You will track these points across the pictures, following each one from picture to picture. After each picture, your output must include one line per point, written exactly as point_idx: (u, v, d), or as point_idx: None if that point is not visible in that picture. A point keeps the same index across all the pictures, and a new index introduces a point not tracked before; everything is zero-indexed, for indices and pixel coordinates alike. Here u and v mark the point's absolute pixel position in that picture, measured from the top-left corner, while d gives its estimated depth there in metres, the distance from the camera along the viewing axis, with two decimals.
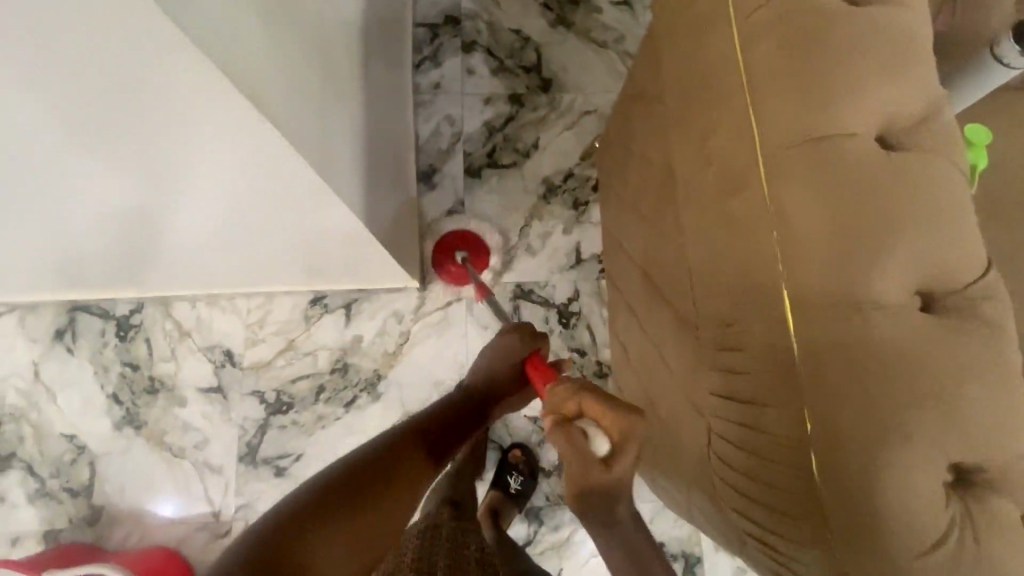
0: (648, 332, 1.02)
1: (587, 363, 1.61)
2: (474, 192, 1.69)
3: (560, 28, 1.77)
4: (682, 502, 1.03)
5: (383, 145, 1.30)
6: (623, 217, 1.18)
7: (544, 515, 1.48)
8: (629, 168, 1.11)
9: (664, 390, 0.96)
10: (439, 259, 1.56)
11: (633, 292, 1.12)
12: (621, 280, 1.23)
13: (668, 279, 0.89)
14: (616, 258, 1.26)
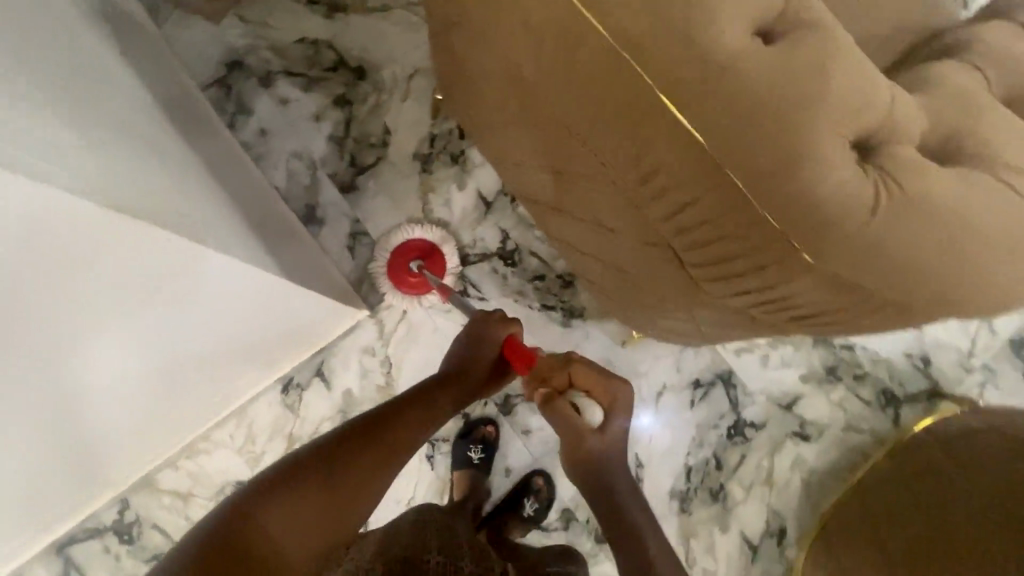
0: (581, 216, 1.09)
1: (551, 282, 1.65)
2: (361, 204, 1.66)
3: (337, 15, 1.72)
4: (694, 328, 1.13)
5: (247, 204, 1.27)
6: (500, 139, 1.22)
7: None
8: (479, 92, 1.14)
9: (622, 251, 1.03)
10: (396, 272, 1.56)
11: (549, 195, 1.18)
12: (532, 192, 1.28)
13: (567, 160, 0.95)
14: (517, 177, 1.30)
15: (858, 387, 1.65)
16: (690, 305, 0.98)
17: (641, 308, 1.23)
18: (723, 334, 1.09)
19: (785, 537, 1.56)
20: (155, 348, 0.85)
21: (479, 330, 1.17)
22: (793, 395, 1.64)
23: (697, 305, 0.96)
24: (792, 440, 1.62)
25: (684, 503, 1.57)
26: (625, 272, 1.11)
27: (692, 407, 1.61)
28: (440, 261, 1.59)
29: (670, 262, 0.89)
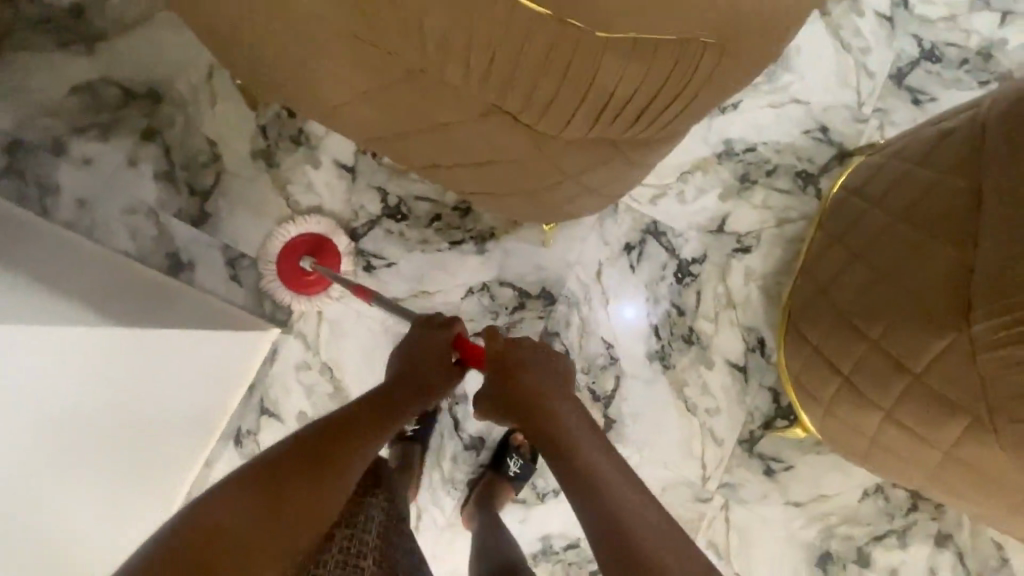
0: (417, 126, 1.01)
1: (449, 216, 1.56)
2: (223, 228, 1.52)
3: (98, 45, 1.52)
4: (582, 187, 1.05)
5: (115, 282, 1.26)
6: (304, 89, 1.09)
7: (554, 327, 1.54)
8: (251, 45, 1.02)
9: (469, 139, 0.97)
10: (287, 274, 1.46)
11: (381, 123, 1.07)
12: (367, 134, 1.16)
13: (364, 67, 0.88)
14: (345, 126, 1.18)
15: (774, 181, 1.66)
16: (556, 157, 0.93)
17: (527, 198, 1.15)
18: (610, 179, 1.03)
19: (766, 346, 1.58)
20: (86, 436, 0.94)
21: (421, 334, 1.16)
22: (720, 216, 1.63)
23: (563, 152, 0.91)
24: (736, 258, 1.62)
25: (665, 360, 1.55)
26: (488, 162, 1.04)
27: (634, 270, 1.58)
28: (333, 251, 1.48)
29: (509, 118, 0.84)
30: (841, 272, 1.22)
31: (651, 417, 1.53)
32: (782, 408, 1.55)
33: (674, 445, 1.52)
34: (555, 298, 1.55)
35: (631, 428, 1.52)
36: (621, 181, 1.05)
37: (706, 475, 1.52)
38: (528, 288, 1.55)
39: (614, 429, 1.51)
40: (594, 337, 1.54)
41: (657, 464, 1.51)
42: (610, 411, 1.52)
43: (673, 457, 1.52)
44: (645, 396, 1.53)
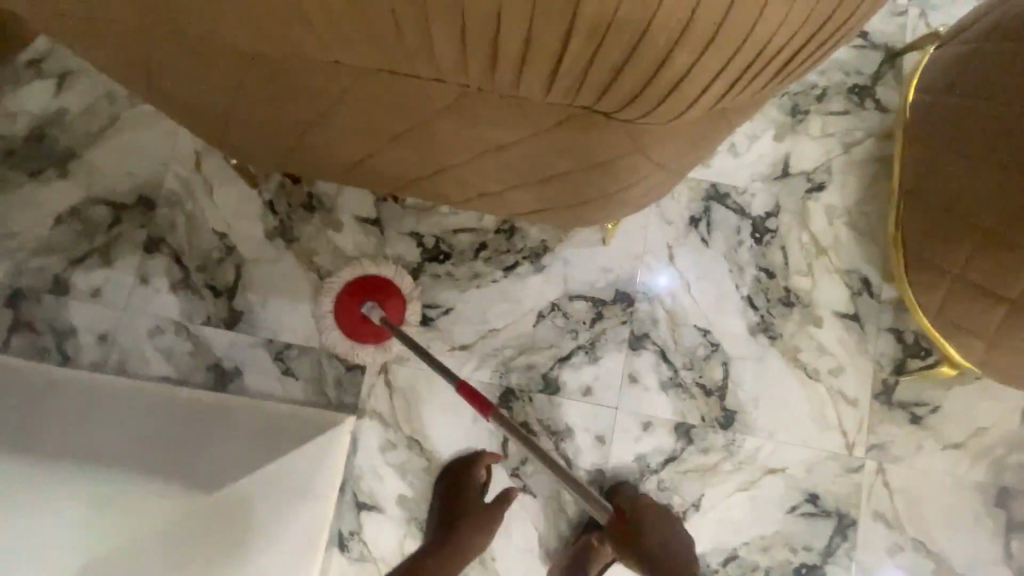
0: (471, 157, 0.86)
1: (495, 241, 1.41)
2: (259, 322, 1.37)
3: (72, 165, 1.38)
4: (668, 180, 0.90)
5: (181, 418, 1.21)
6: (324, 146, 0.93)
7: (641, 328, 1.38)
8: (254, 115, 0.88)
9: (540, 155, 0.81)
10: (348, 323, 1.33)
11: (422, 161, 0.91)
12: (402, 179, 1.00)
13: (405, 104, 0.73)
14: (374, 176, 1.02)
15: (826, 105, 1.49)
16: (656, 152, 0.76)
17: (600, 210, 0.99)
18: (700, 160, 0.87)
19: (871, 285, 1.42)
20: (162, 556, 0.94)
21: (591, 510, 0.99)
22: (781, 159, 1.47)
23: (665, 145, 0.75)
24: (812, 198, 1.45)
25: (770, 331, 1.39)
26: (561, 178, 0.88)
27: (707, 243, 1.42)
28: (395, 296, 1.34)
29: (602, 119, 0.68)
30: (966, 180, 1.06)
31: (773, 395, 1.37)
32: (908, 347, 1.40)
33: (806, 419, 1.37)
34: (633, 298, 1.39)
35: (756, 414, 1.37)
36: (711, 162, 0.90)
37: (851, 442, 1.36)
38: (602, 295, 1.39)
39: (738, 419, 1.36)
40: (686, 327, 1.39)
41: (795, 444, 1.36)
42: (728, 401, 1.37)
43: (810, 432, 1.36)
44: (761, 375, 1.38)
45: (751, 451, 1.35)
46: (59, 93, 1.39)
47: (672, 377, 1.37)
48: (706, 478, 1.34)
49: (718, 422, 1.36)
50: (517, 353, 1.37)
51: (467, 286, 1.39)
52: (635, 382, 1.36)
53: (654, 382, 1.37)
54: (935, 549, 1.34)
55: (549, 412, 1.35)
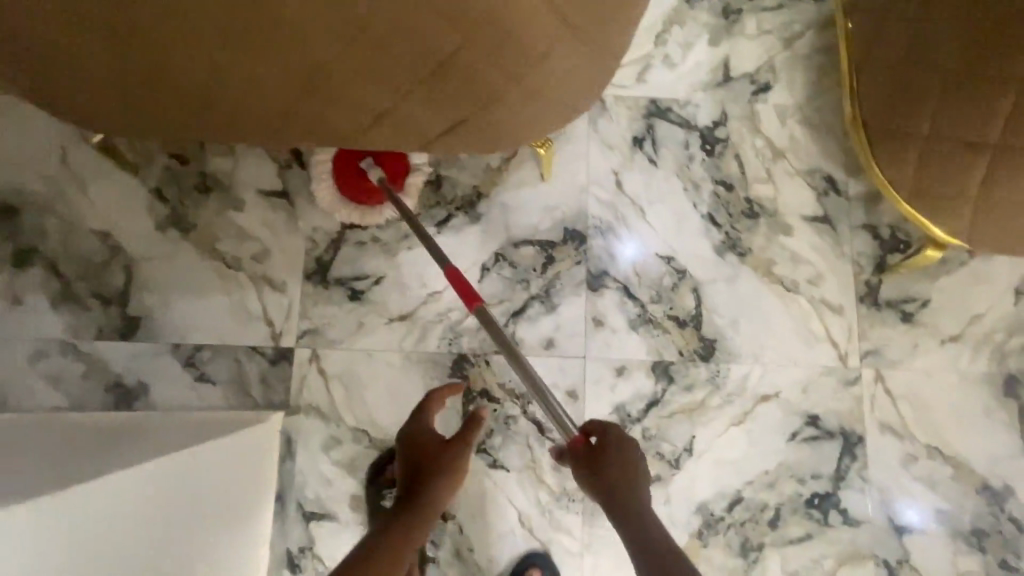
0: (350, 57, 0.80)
1: (422, 195, 1.24)
2: (162, 326, 1.18)
3: None
4: (569, 68, 0.85)
5: (76, 433, 0.95)
6: (184, 63, 0.80)
7: (598, 266, 1.24)
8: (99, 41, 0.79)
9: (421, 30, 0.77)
10: (346, 182, 1.14)
11: (300, 61, 0.80)
12: (281, 109, 0.87)
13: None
14: (246, 111, 0.87)
15: (759, 2, 1.37)
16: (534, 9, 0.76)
17: (511, 118, 0.89)
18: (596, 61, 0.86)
19: (836, 183, 1.31)
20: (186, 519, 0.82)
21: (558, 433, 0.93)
22: (721, 64, 1.34)
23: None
24: (760, 100, 1.34)
25: (738, 247, 1.27)
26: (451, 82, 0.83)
27: (656, 163, 1.29)
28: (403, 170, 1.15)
29: None
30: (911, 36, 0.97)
31: (753, 316, 1.24)
32: (885, 243, 1.29)
33: (792, 335, 1.24)
34: (585, 235, 1.25)
35: (737, 339, 1.23)
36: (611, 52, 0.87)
37: (843, 353, 1.24)
38: (549, 236, 1.24)
39: (719, 349, 1.23)
40: (648, 257, 1.25)
41: (784, 365, 1.23)
42: (705, 330, 1.23)
43: (798, 349, 1.24)
44: (736, 296, 1.25)
45: (739, 381, 1.22)
46: None
47: (641, 314, 1.23)
48: (695, 418, 1.20)
49: (699, 355, 1.22)
50: (464, 315, 1.21)
51: (398, 248, 1.22)
52: (601, 326, 1.22)
53: (621, 322, 1.22)
54: (950, 452, 1.23)
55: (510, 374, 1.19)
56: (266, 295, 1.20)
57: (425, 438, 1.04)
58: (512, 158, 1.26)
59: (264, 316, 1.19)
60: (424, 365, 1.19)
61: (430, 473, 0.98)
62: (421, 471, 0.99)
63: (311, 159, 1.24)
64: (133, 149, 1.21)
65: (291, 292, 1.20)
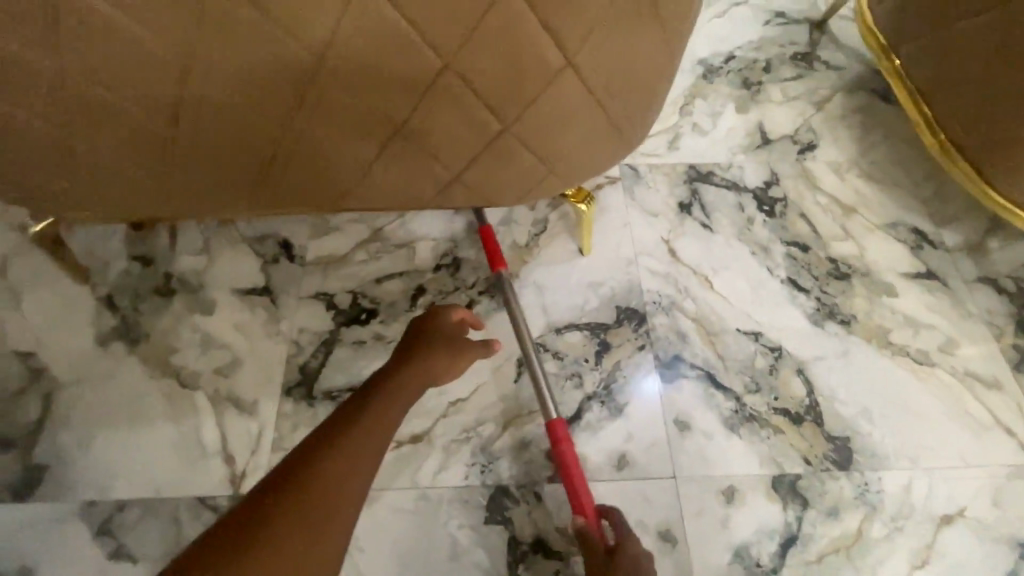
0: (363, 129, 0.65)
1: (437, 280, 1.01)
2: (77, 477, 0.84)
3: None
4: (624, 51, 0.62)
5: None
6: (142, 154, 0.67)
7: (667, 348, 0.96)
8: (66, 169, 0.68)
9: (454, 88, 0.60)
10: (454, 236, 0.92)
11: (276, 126, 0.64)
12: (273, 179, 0.72)
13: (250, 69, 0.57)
14: (224, 174, 0.71)
15: (777, 74, 1.32)
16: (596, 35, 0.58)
17: (552, 127, 0.67)
18: (663, 70, 0.69)
19: (927, 234, 1.10)
20: None
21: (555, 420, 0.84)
22: (755, 129, 1.23)
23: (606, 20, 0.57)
24: (808, 159, 1.20)
25: (837, 314, 1.00)
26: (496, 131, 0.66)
27: (710, 227, 1.09)
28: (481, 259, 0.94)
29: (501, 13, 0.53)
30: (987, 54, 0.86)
31: (885, 398, 0.93)
32: (1016, 297, 1.03)
33: (946, 423, 0.91)
34: (643, 312, 0.99)
35: (877, 433, 0.90)
36: (674, 30, 0.64)
37: None
38: (599, 317, 0.98)
39: (859, 451, 0.88)
40: (728, 332, 0.97)
41: (953, 467, 0.88)
42: (830, 425, 0.90)
43: (963, 442, 0.90)
44: (855, 376, 0.94)
45: (902, 496, 0.85)
46: None
47: (738, 410, 0.90)
48: (855, 562, 0.81)
49: (833, 462, 0.87)
50: (500, 429, 0.88)
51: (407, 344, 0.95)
52: (688, 430, 0.88)
53: (714, 423, 0.89)
54: None
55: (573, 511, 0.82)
56: (229, 421, 0.88)
57: (418, 327, 0.80)
58: (541, 234, 1.06)
59: (222, 451, 0.86)
60: (447, 507, 0.82)
61: (412, 364, 0.74)
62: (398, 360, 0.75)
63: (302, 251, 1.03)
64: (88, 253, 1.00)
65: (263, 414, 0.89)
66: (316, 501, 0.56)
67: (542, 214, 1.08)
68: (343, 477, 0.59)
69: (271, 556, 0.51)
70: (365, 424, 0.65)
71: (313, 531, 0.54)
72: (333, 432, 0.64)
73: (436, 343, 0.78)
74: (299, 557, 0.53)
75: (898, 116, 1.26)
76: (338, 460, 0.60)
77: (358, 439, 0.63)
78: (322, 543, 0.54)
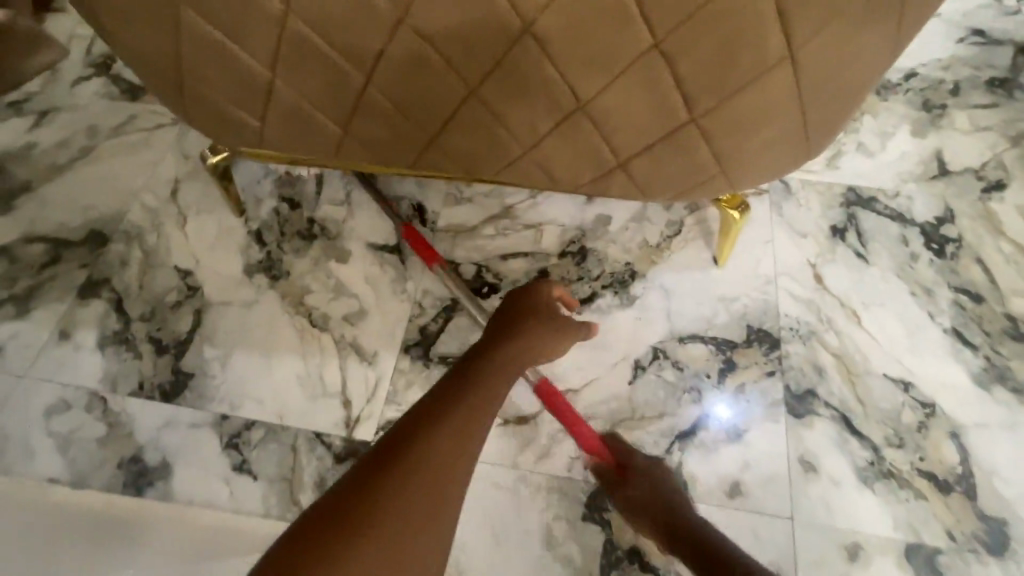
0: (550, 104, 0.64)
1: (561, 267, 0.99)
2: (214, 392, 0.92)
3: (16, 198, 1.07)
4: (848, 52, 0.57)
5: None
6: (336, 104, 0.71)
7: (799, 380, 0.88)
8: (268, 108, 0.73)
9: (660, 72, 0.59)
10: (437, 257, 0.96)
11: (466, 91, 0.65)
12: (443, 143, 0.73)
13: (466, 32, 0.59)
14: (400, 134, 0.73)
15: (966, 99, 1.14)
16: (829, 34, 0.55)
17: (742, 126, 0.63)
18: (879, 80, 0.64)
19: None
20: None
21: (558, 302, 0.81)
22: (933, 156, 1.08)
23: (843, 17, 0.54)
24: (995, 199, 1.04)
25: (1009, 380, 0.88)
26: (686, 123, 0.63)
27: (865, 257, 0.98)
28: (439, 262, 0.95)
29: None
30: None
31: None
32: None
33: None
34: (777, 337, 0.91)
35: None
36: (905, 36, 0.59)
37: None
38: (727, 334, 0.92)
39: (1017, 539, 0.78)
40: (873, 376, 0.88)
41: None
42: (986, 504, 0.80)
43: None
44: (1021, 453, 0.83)
45: None
46: (32, 127, 1.13)
47: (875, 464, 0.82)
48: None
49: (982, 544, 0.78)
50: (609, 428, 0.86)
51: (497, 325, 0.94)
52: (814, 473, 0.82)
53: (845, 471, 0.82)
54: None
55: None
56: (350, 367, 0.92)
57: (520, 304, 0.76)
58: (675, 237, 1.00)
59: (342, 394, 0.91)
60: (546, 494, 0.82)
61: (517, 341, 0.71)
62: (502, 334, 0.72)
63: (433, 216, 1.04)
64: (245, 189, 1.08)
65: (381, 366, 0.92)
66: (427, 474, 0.52)
67: (677, 216, 1.01)
68: (454, 449, 0.55)
69: (385, 529, 0.48)
70: (472, 394, 0.61)
71: (424, 508, 0.50)
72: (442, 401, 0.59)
73: (528, 327, 0.73)
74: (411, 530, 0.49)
75: None
76: (450, 430, 0.56)
77: (466, 410, 0.59)
78: (429, 515, 0.51)
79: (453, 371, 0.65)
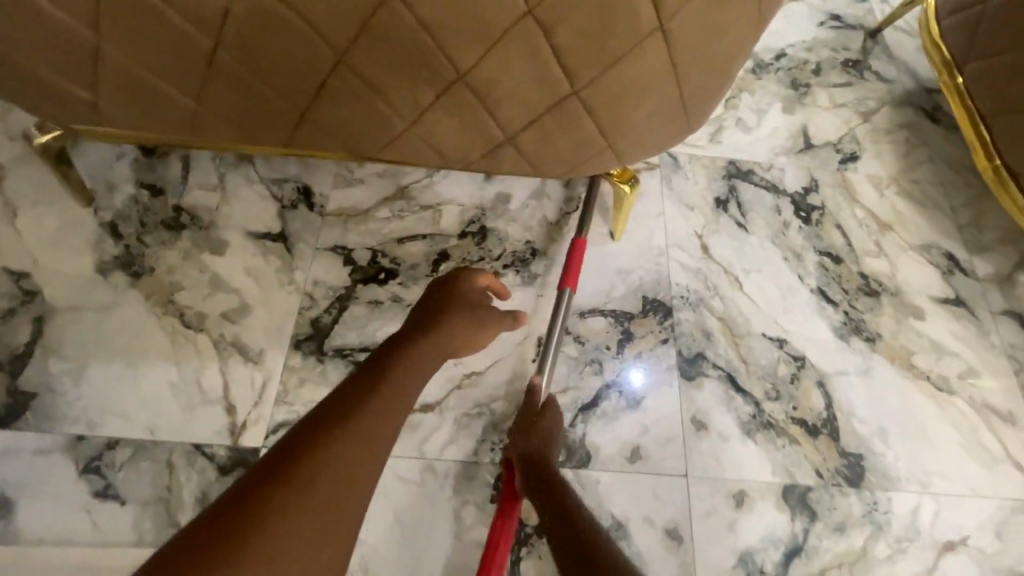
0: (429, 72, 0.60)
1: (462, 248, 0.96)
2: (66, 411, 0.79)
3: None
4: (718, 26, 0.59)
5: None
6: (184, 73, 0.62)
7: (690, 345, 0.93)
8: (97, 73, 0.62)
9: (541, 39, 0.57)
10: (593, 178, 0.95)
11: (335, 58, 0.59)
12: (317, 116, 0.66)
13: None
14: (269, 107, 0.66)
15: (826, 78, 1.24)
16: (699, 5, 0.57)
17: (624, 98, 0.63)
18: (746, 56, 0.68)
19: (960, 261, 1.08)
20: None
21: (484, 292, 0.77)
22: (800, 131, 1.17)
23: None
24: (851, 169, 1.15)
25: (863, 331, 0.99)
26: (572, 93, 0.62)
27: (746, 226, 1.05)
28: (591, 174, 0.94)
29: None
30: None
31: (897, 420, 0.93)
32: None
33: (954, 449, 0.92)
34: (670, 306, 0.96)
35: (891, 454, 0.90)
36: (765, 12, 0.62)
37: None
38: (624, 305, 0.95)
39: (871, 470, 0.89)
40: (753, 336, 0.95)
41: (961, 496, 0.89)
42: (846, 442, 0.90)
43: (970, 471, 0.91)
44: (874, 394, 0.94)
45: (907, 519, 0.87)
46: None
47: (756, 416, 0.90)
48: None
49: (845, 478, 0.88)
50: (514, 407, 0.85)
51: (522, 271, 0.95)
52: (705, 430, 0.88)
53: (731, 426, 0.89)
54: None
55: (582, 499, 0.83)
56: (233, 369, 0.84)
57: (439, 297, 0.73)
58: (574, 213, 1.00)
59: (225, 399, 0.83)
60: (453, 481, 0.80)
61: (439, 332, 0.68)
62: (417, 330, 0.67)
63: (322, 200, 0.97)
64: (93, 175, 0.93)
65: (270, 366, 0.85)
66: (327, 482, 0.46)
67: (575, 192, 1.02)
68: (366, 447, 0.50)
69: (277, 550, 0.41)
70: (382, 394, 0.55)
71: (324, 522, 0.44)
72: (348, 399, 0.54)
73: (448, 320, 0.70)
74: (308, 550, 0.43)
75: (944, 137, 1.21)
76: (355, 430, 0.51)
77: (373, 406, 0.53)
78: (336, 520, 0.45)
79: (368, 365, 0.60)
